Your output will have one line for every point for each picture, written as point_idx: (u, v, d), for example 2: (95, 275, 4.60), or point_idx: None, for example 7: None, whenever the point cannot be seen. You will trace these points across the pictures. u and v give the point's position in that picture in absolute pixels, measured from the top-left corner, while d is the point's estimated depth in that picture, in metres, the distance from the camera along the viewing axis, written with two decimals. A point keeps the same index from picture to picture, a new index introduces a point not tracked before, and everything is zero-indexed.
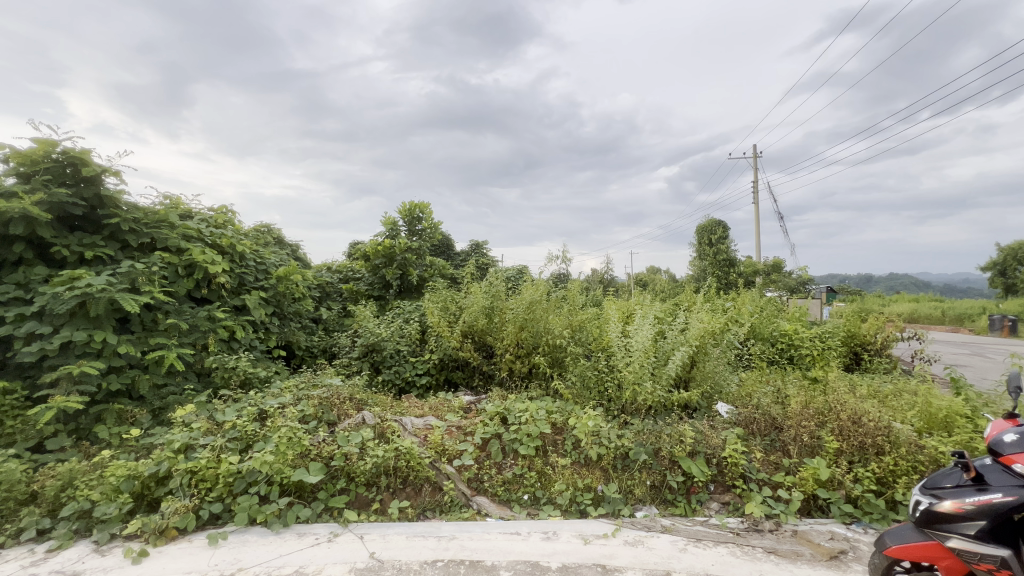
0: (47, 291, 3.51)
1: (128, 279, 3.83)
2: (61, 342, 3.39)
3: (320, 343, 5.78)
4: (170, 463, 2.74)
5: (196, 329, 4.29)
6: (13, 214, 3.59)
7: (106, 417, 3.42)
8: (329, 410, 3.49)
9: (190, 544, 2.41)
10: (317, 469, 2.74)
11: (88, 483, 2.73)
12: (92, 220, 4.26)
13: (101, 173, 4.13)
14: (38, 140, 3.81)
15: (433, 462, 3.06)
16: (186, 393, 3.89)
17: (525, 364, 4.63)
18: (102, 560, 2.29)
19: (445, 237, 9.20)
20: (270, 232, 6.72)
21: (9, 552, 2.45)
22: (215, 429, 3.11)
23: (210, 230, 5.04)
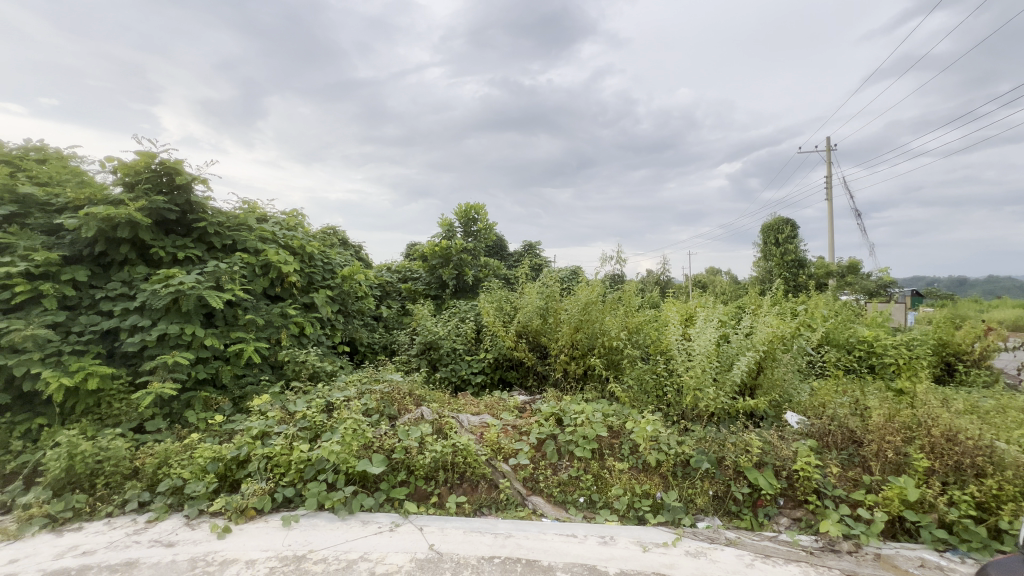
0: (147, 288, 3.91)
1: (214, 277, 4.18)
2: (158, 333, 3.77)
3: (381, 340, 6.03)
4: (249, 447, 2.97)
5: (271, 324, 4.59)
6: (120, 219, 4.03)
7: (195, 403, 3.76)
8: (390, 405, 3.64)
9: (267, 523, 2.60)
10: (379, 461, 2.86)
11: (180, 462, 3.02)
12: (184, 224, 4.69)
13: (192, 181, 4.55)
14: (141, 153, 4.25)
15: (489, 460, 3.10)
16: (262, 383, 4.19)
17: (580, 366, 4.58)
18: (192, 533, 2.53)
19: (499, 238, 9.30)
20: (336, 234, 7.10)
21: (116, 519, 2.75)
22: (288, 418, 3.33)
23: (283, 232, 5.39)
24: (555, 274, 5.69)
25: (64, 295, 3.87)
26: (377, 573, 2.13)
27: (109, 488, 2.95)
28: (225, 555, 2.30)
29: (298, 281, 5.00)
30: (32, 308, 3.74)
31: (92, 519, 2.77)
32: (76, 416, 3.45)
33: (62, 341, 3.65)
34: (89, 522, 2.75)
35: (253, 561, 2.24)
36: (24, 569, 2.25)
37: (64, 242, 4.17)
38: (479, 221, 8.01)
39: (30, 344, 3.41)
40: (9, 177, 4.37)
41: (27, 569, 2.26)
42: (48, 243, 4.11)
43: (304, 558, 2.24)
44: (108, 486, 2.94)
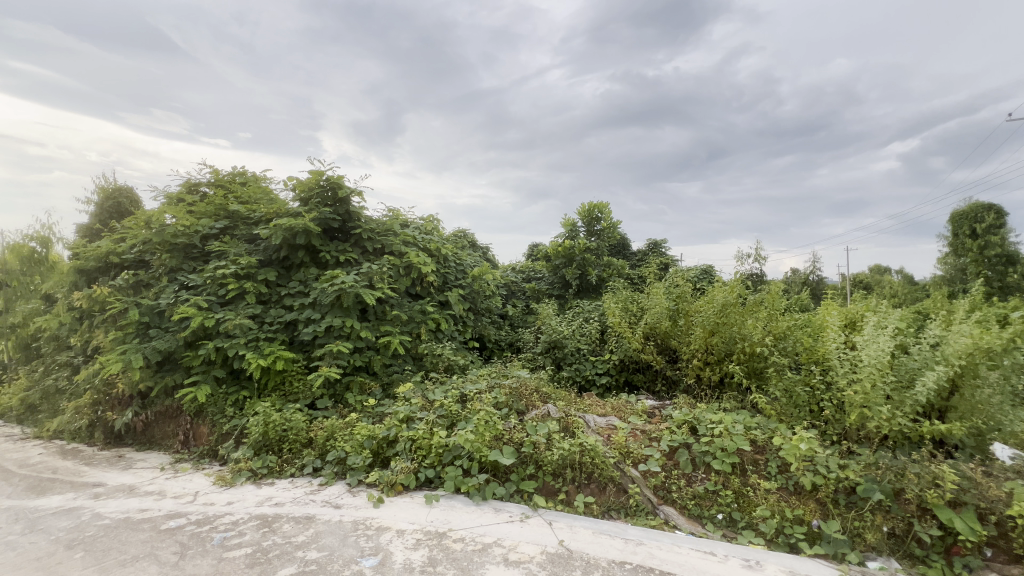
0: (318, 287, 4.60)
1: (368, 277, 4.77)
2: (326, 325, 4.43)
3: (507, 337, 6.28)
4: (397, 429, 3.34)
5: (413, 320, 5.08)
6: (298, 229, 4.82)
7: (353, 387, 4.32)
8: (518, 400, 3.78)
9: (412, 499, 2.88)
10: (510, 453, 2.99)
11: (344, 437, 3.51)
12: (344, 231, 5.42)
13: (351, 194, 5.27)
14: (313, 172, 5.05)
15: (618, 463, 3.04)
16: (405, 373, 4.65)
17: (716, 373, 4.24)
18: (354, 499, 2.92)
19: (623, 237, 9.05)
20: (466, 236, 7.58)
21: (298, 479, 3.30)
22: (429, 405, 3.67)
23: (422, 236, 5.92)
24: (685, 274, 5.37)
25: (260, 292, 4.75)
26: (510, 559, 2.22)
27: (292, 453, 3.54)
28: (380, 521, 2.61)
29: (435, 281, 5.45)
30: (239, 302, 4.66)
31: (281, 477, 3.36)
32: (268, 391, 4.22)
33: (259, 329, 4.49)
34: (278, 479, 3.34)
35: (403, 531, 2.50)
36: (237, 510, 2.82)
37: (260, 249, 5.12)
38: (603, 220, 7.90)
39: (238, 330, 4.28)
40: (223, 198, 5.51)
41: (239, 511, 2.82)
42: (249, 250, 5.07)
43: (445, 535, 2.44)
44: (291, 451, 3.54)
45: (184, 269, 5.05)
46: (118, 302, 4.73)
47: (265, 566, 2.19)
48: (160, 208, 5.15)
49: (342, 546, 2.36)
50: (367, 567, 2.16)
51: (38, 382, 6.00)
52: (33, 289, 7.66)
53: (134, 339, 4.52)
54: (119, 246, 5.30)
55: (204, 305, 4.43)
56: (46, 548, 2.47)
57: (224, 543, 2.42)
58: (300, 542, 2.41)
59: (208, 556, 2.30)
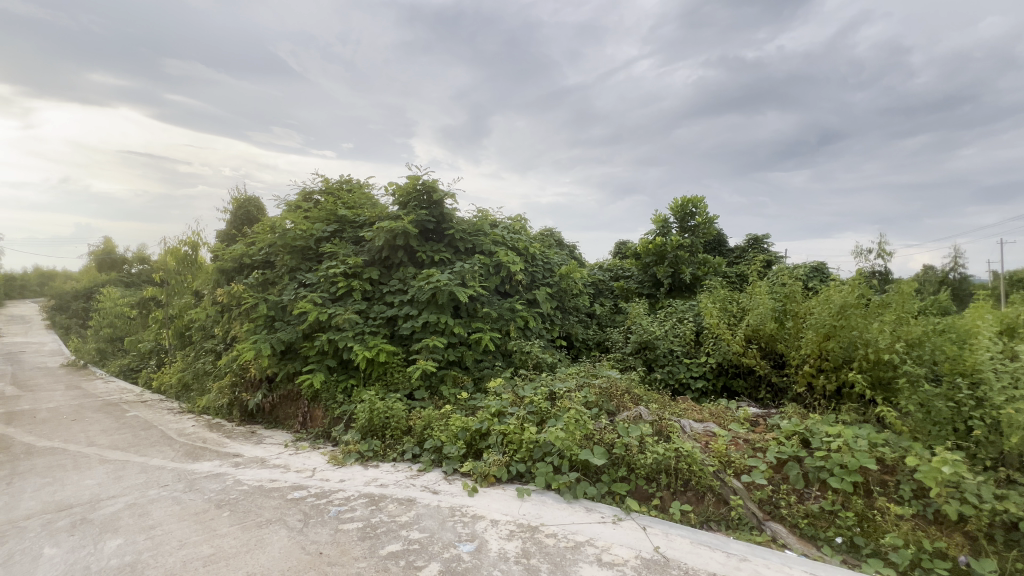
0: (416, 285, 4.91)
1: (461, 276, 4.99)
2: (423, 321, 4.71)
3: (595, 336, 6.19)
4: (490, 423, 3.46)
5: (502, 317, 5.22)
6: (398, 231, 5.17)
7: (447, 380, 4.54)
8: (608, 400, 3.72)
9: (504, 492, 2.97)
10: (600, 453, 2.95)
11: (440, 427, 3.71)
12: (439, 232, 5.71)
13: (444, 196, 5.53)
14: (410, 177, 5.40)
15: (717, 473, 2.87)
16: (496, 368, 4.78)
17: (832, 381, 3.83)
18: (450, 486, 3.08)
19: (720, 232, 8.49)
20: (553, 235, 7.60)
21: (399, 464, 3.56)
22: (519, 401, 3.75)
23: (511, 236, 6.05)
24: (793, 271, 4.91)
25: (365, 289, 5.16)
26: (604, 560, 2.20)
27: (394, 439, 3.81)
28: (474, 510, 2.72)
29: (524, 279, 5.54)
30: (347, 298, 5.10)
31: (384, 460, 3.64)
32: (372, 380, 4.58)
33: (364, 323, 4.89)
34: (382, 462, 3.62)
35: (496, 521, 2.59)
36: (348, 487, 3.11)
37: (365, 249, 5.55)
38: (698, 215, 7.47)
39: (347, 325, 4.70)
40: (333, 205, 6.09)
41: (350, 488, 3.11)
42: (355, 250, 5.54)
43: (537, 529, 2.48)
44: (393, 437, 3.81)
45: (302, 268, 5.64)
46: (250, 298, 5.43)
47: (374, 540, 2.40)
48: (282, 215, 5.81)
49: (440, 529, 2.50)
50: (465, 552, 2.27)
51: (191, 365, 7.10)
52: (187, 287, 9.06)
53: (263, 330, 5.15)
54: (251, 248, 6.09)
55: (318, 301, 4.92)
56: (202, 505, 2.92)
57: (339, 516, 2.69)
58: (403, 521, 2.60)
59: (327, 526, 2.57)
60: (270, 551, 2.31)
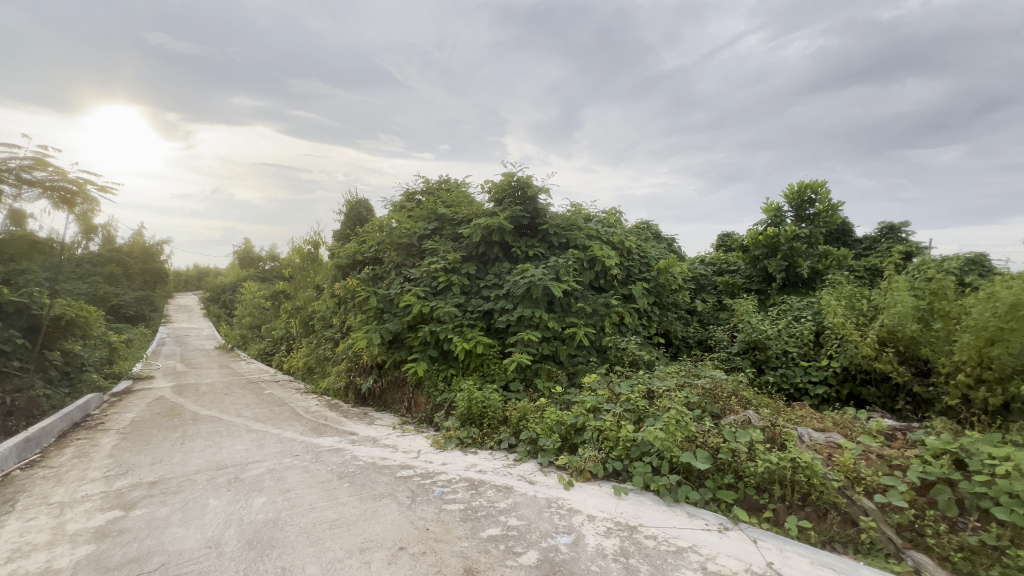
0: (511, 279, 5.03)
1: (555, 270, 5.00)
2: (518, 315, 4.81)
3: (696, 335, 5.85)
4: (585, 418, 3.45)
5: (597, 313, 5.16)
6: (494, 226, 5.33)
7: (541, 373, 4.60)
8: (713, 402, 3.51)
9: (600, 488, 2.95)
10: (704, 458, 2.81)
11: (535, 419, 3.78)
12: (533, 227, 5.76)
13: (538, 192, 5.59)
14: (505, 174, 5.52)
15: (844, 489, 2.58)
16: (590, 364, 4.75)
17: (997, 395, 3.22)
18: (546, 478, 3.12)
19: (844, 220, 7.53)
20: (649, 228, 7.30)
21: (496, 452, 3.69)
22: (615, 398, 3.69)
23: (605, 230, 5.92)
24: (943, 264, 4.20)
25: (464, 284, 5.39)
26: (709, 569, 2.09)
27: (492, 429, 3.96)
28: (570, 504, 2.73)
29: (620, 273, 5.40)
30: (447, 292, 5.37)
31: (482, 448, 3.79)
32: (471, 371, 4.79)
33: (463, 316, 5.13)
34: (481, 449, 3.78)
35: (593, 517, 2.57)
36: (450, 470, 3.30)
37: (463, 245, 5.77)
38: (818, 202, 6.70)
39: (447, 317, 4.97)
40: (433, 204, 6.42)
41: (452, 471, 3.30)
42: (454, 246, 5.80)
43: (636, 530, 2.42)
44: (490, 426, 3.96)
45: (407, 264, 6.03)
46: (362, 291, 5.96)
47: (475, 522, 2.51)
48: (389, 215, 6.28)
49: (537, 519, 2.55)
50: (562, 544, 2.29)
51: (314, 351, 7.99)
52: (309, 282, 10.17)
53: (373, 321, 5.61)
54: (362, 246, 6.67)
55: (421, 295, 5.25)
56: (326, 475, 3.29)
57: (443, 496, 2.86)
58: (502, 507, 2.69)
59: (432, 504, 2.75)
60: (384, 522, 2.53)
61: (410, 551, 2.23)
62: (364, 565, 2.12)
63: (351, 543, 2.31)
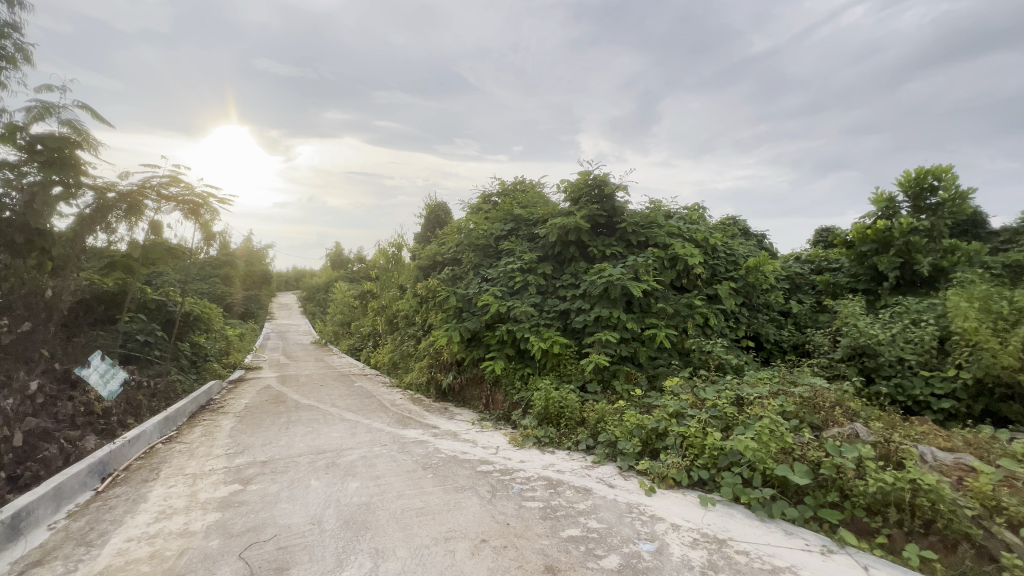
0: (589, 279, 4.97)
1: (633, 270, 4.86)
2: (595, 315, 4.75)
3: (791, 338, 5.39)
4: (667, 423, 3.33)
5: (679, 314, 4.94)
6: (571, 226, 5.28)
7: (620, 375, 4.50)
8: (813, 413, 3.21)
9: (685, 497, 2.82)
10: (803, 472, 2.58)
11: (613, 421, 3.71)
12: (610, 226, 5.64)
13: (615, 190, 5.46)
14: (582, 173, 5.47)
15: (980, 519, 2.25)
16: (672, 367, 4.57)
17: None
18: (626, 482, 3.05)
19: (975, 209, 6.56)
20: (737, 224, 6.84)
21: (574, 453, 3.67)
22: (699, 403, 3.51)
23: (688, 227, 5.64)
24: None
25: (540, 283, 5.41)
26: None
27: (569, 429, 3.94)
28: (652, 510, 2.65)
29: (704, 272, 5.12)
30: (524, 292, 5.43)
31: (560, 448, 3.79)
32: (547, 370, 4.80)
33: (540, 316, 5.16)
34: (558, 449, 3.78)
35: (677, 526, 2.47)
36: (528, 468, 3.34)
37: (539, 245, 5.80)
38: (942, 189, 5.87)
39: (524, 316, 5.03)
40: (509, 205, 6.51)
41: (530, 469, 3.33)
42: (530, 247, 5.84)
43: (725, 543, 2.29)
44: (568, 427, 3.95)
45: (484, 264, 6.18)
46: (443, 291, 6.21)
47: (554, 521, 2.52)
48: (467, 217, 6.48)
49: (618, 523, 2.50)
50: (645, 551, 2.23)
51: (398, 347, 8.47)
52: (393, 282, 10.77)
53: (453, 319, 5.81)
54: (442, 248, 6.94)
55: (499, 294, 5.36)
56: (412, 465, 3.48)
57: (523, 493, 2.90)
58: (582, 509, 2.67)
59: (512, 500, 2.81)
60: (467, 514, 2.62)
61: (492, 544, 2.29)
62: (449, 553, 2.21)
63: (437, 531, 2.42)
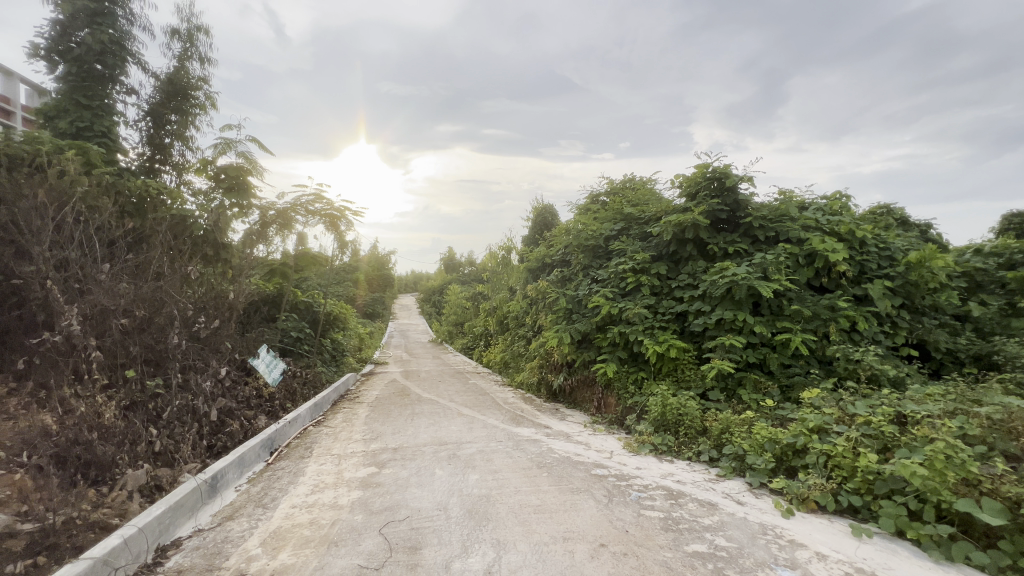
0: (708, 279, 4.64)
1: (761, 268, 4.42)
2: (717, 318, 4.43)
3: (971, 348, 4.47)
4: (806, 438, 2.97)
5: (818, 317, 4.37)
6: (688, 223, 4.98)
7: (746, 384, 4.14)
8: (1007, 439, 2.63)
9: (831, 524, 2.50)
10: (994, 511, 2.13)
11: (740, 433, 3.43)
12: (733, 221, 5.22)
13: (738, 181, 5.03)
14: (699, 166, 5.12)
15: None
16: (810, 377, 4.07)
17: None
18: (757, 500, 2.80)
19: None
20: (891, 213, 5.86)
21: (695, 464, 3.46)
22: (848, 419, 3.08)
23: (828, 218, 4.97)
24: None
25: (654, 284, 5.19)
26: None
27: (688, 438, 3.73)
28: (791, 534, 2.39)
29: (851, 270, 4.46)
30: (636, 293, 5.26)
31: (679, 457, 3.61)
32: (664, 376, 4.60)
33: (654, 318, 4.96)
34: (677, 459, 3.59)
35: (823, 556, 2.20)
36: (646, 476, 3.23)
37: (652, 245, 5.56)
38: None
39: (637, 319, 4.89)
40: (619, 204, 6.33)
41: (648, 477, 3.22)
42: (643, 246, 5.63)
43: None
44: (687, 435, 3.73)
45: (594, 266, 6.11)
46: (552, 292, 6.26)
47: (677, 534, 2.40)
48: (576, 218, 6.45)
49: (751, 544, 2.30)
50: None
51: (509, 347, 8.75)
52: (503, 284, 11.14)
53: (563, 321, 5.85)
54: (551, 250, 7.00)
55: (610, 296, 5.28)
56: (527, 462, 3.57)
57: (641, 501, 2.81)
58: (707, 524, 2.50)
59: (630, 507, 2.73)
60: (584, 517, 2.61)
61: (611, 550, 2.25)
62: (568, 553, 2.23)
63: (555, 530, 2.46)
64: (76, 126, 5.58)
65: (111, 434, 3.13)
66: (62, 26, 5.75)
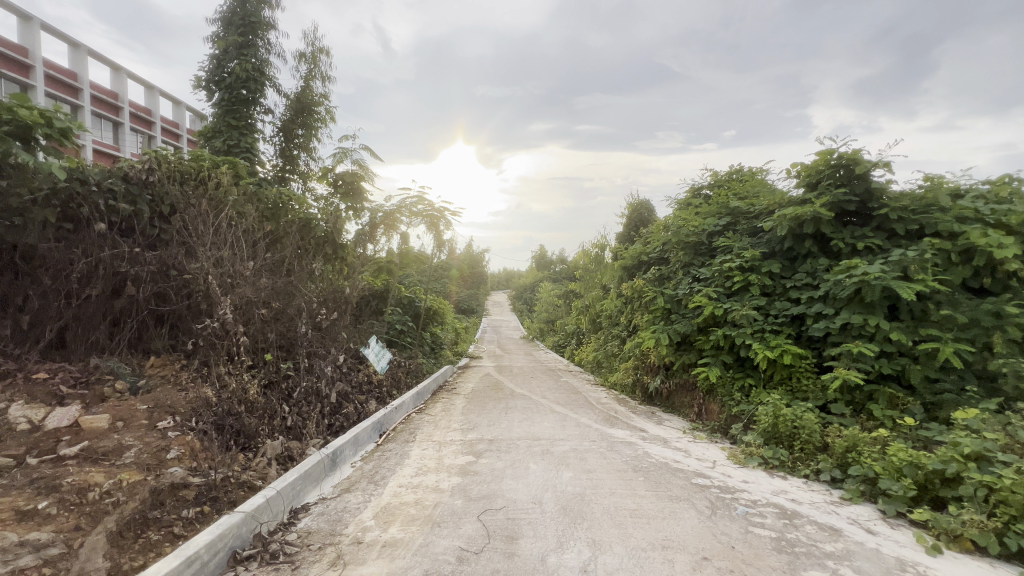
0: (831, 278, 4.15)
1: (900, 266, 3.84)
2: (841, 323, 3.95)
3: None
4: (960, 466, 2.53)
5: (977, 324, 3.70)
6: (807, 216, 4.49)
7: (879, 398, 3.64)
8: None
9: (995, 570, 2.11)
10: None
11: (871, 453, 3.03)
12: (864, 213, 4.61)
13: (871, 167, 4.41)
14: (821, 152, 4.59)
15: None
16: (965, 395, 3.46)
17: None
18: (893, 532, 2.45)
19: None
20: None
21: (813, 483, 3.13)
22: (1018, 448, 2.57)
23: (992, 207, 4.16)
24: None
25: (765, 284, 4.76)
26: None
27: (806, 454, 3.37)
28: None
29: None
30: (744, 293, 4.87)
31: (794, 474, 3.29)
32: (775, 384, 4.22)
33: (765, 320, 4.56)
34: (792, 476, 3.28)
35: None
36: (755, 491, 2.99)
37: (763, 241, 5.11)
38: None
39: (744, 321, 4.54)
40: (725, 198, 5.90)
41: (757, 492, 2.97)
42: (752, 242, 5.20)
43: None
44: (804, 451, 3.38)
45: (695, 263, 5.76)
46: (650, 291, 6.02)
47: (792, 557, 2.19)
48: (675, 214, 6.13)
49: None
50: None
51: (602, 347, 8.59)
52: (595, 283, 10.97)
53: (661, 321, 5.61)
54: (648, 247, 6.73)
55: (713, 296, 4.96)
56: (622, 465, 3.49)
57: (748, 517, 2.61)
58: (830, 551, 2.25)
59: (737, 522, 2.55)
60: (685, 526, 2.49)
61: (716, 564, 2.12)
62: (668, 562, 2.14)
63: (653, 536, 2.38)
64: (228, 143, 6.63)
65: (255, 407, 3.63)
66: (218, 59, 6.82)
